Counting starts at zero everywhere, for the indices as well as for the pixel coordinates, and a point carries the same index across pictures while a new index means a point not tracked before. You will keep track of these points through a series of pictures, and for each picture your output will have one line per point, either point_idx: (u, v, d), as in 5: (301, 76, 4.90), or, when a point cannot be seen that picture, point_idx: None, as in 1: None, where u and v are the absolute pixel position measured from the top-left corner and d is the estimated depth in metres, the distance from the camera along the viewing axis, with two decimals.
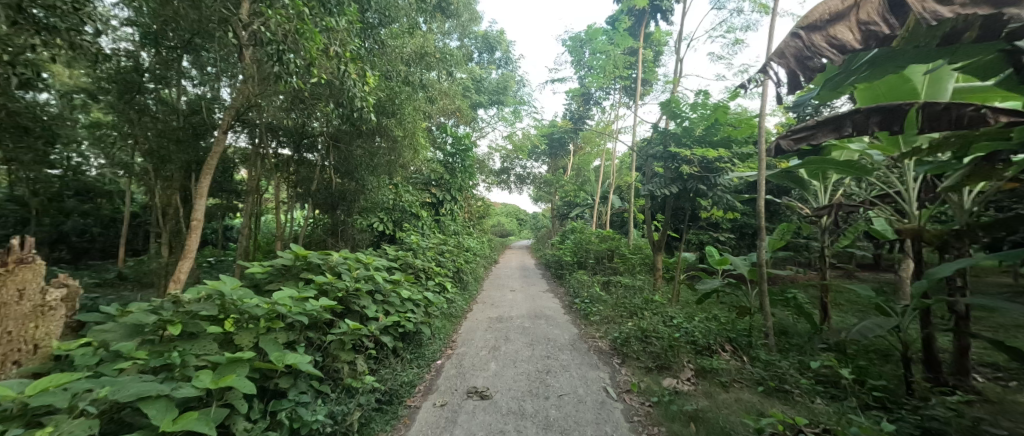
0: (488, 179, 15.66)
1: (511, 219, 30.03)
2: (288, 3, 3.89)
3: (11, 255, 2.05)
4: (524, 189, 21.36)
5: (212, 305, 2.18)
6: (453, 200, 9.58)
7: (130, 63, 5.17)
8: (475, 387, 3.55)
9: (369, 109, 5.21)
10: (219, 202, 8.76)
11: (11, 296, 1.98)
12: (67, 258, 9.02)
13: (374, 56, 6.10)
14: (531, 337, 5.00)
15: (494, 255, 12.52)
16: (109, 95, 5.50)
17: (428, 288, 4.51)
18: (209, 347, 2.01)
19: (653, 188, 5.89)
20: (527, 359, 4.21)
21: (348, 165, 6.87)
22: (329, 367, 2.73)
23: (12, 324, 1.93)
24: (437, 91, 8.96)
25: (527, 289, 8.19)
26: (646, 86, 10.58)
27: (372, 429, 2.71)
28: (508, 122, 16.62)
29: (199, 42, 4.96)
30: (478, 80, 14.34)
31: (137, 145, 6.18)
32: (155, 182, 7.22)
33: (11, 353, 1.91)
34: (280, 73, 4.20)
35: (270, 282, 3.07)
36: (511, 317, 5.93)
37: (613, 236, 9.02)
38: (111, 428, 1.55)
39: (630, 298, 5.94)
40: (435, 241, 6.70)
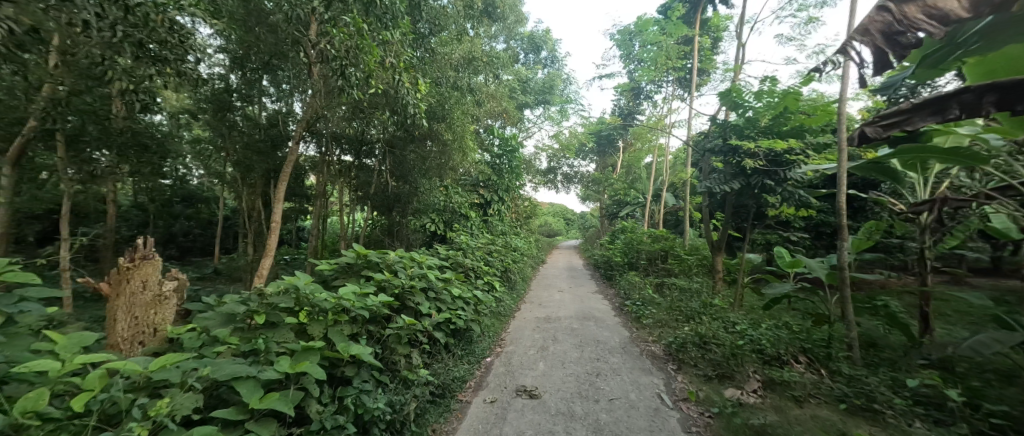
0: (535, 179, 15.67)
1: (557, 219, 29.74)
2: (349, 21, 4.26)
3: (137, 251, 2.41)
4: (571, 189, 21.12)
5: (289, 298, 2.43)
6: (500, 201, 9.76)
7: (222, 85, 6.04)
8: (524, 386, 3.59)
9: (421, 115, 5.50)
10: (293, 205, 9.72)
11: (137, 286, 2.37)
12: (176, 255, 10.53)
13: (425, 64, 6.42)
14: (579, 338, 4.93)
15: (542, 256, 12.49)
16: (206, 113, 6.34)
17: (478, 287, 4.65)
18: (288, 336, 2.24)
19: (711, 185, 5.52)
20: (576, 361, 4.16)
21: (403, 169, 7.27)
22: (388, 360, 2.91)
23: (138, 310, 2.35)
24: (483, 94, 9.20)
25: (575, 290, 8.06)
26: (702, 77, 9.95)
27: (426, 420, 2.85)
28: (556, 121, 16.53)
29: (276, 63, 5.56)
30: (523, 81, 14.43)
31: (228, 156, 7.05)
32: (242, 188, 8.19)
33: (138, 334, 2.35)
34: (343, 86, 4.58)
35: (335, 278, 3.35)
36: (559, 318, 5.90)
37: (666, 236, 8.58)
38: (212, 403, 1.79)
39: (686, 302, 5.62)
40: (484, 241, 6.87)
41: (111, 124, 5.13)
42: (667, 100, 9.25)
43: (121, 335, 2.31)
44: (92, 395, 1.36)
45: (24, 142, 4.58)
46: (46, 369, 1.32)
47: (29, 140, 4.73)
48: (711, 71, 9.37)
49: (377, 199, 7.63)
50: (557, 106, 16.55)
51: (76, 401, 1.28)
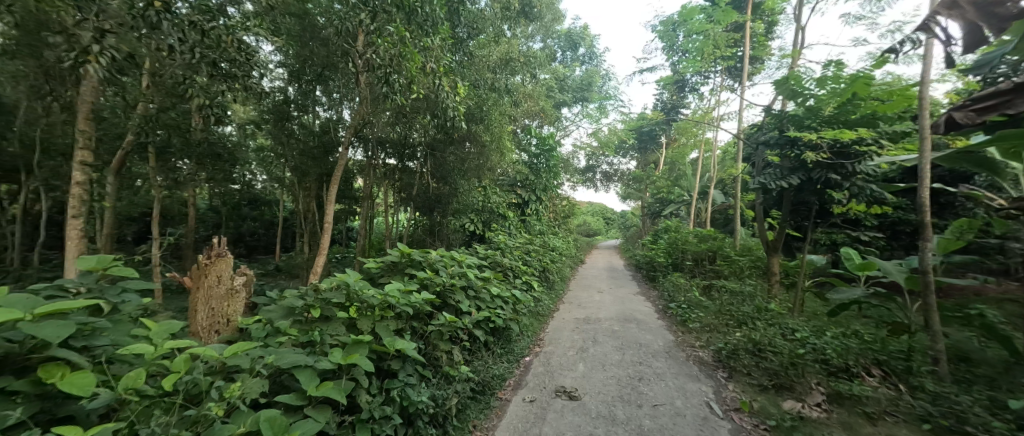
0: (573, 178, 15.43)
1: (597, 219, 29.15)
2: (393, 31, 4.48)
3: (213, 249, 2.69)
4: (611, 187, 20.62)
5: (341, 294, 2.60)
6: (538, 201, 9.74)
7: (281, 97, 6.51)
8: (564, 386, 3.57)
9: (460, 118, 5.64)
10: (344, 207, 10.36)
11: (213, 281, 2.64)
12: (244, 253, 11.61)
13: (464, 67, 6.59)
14: (621, 340, 4.80)
15: (580, 256, 12.29)
16: (269, 123, 6.94)
17: (516, 286, 4.68)
18: (340, 329, 2.40)
19: (765, 181, 5.13)
20: (616, 363, 4.06)
21: (443, 170, 7.46)
22: (430, 355, 3.01)
23: (214, 303, 2.62)
24: (520, 95, 9.27)
25: (615, 291, 7.86)
26: (755, 65, 9.29)
27: (467, 416, 2.93)
28: (594, 119, 16.17)
29: (328, 74, 5.97)
30: (561, 79, 14.29)
31: (286, 162, 7.65)
32: (299, 192, 8.85)
33: (214, 324, 2.62)
34: (387, 93, 4.82)
35: (381, 275, 3.51)
36: (599, 319, 5.77)
37: (715, 235, 8.10)
38: (275, 388, 1.95)
39: (737, 305, 5.28)
40: (522, 241, 6.89)
41: (191, 136, 5.73)
42: (715, 91, 8.73)
43: (200, 324, 2.60)
44: (178, 377, 1.53)
45: (124, 154, 5.37)
46: (143, 352, 1.51)
47: (129, 152, 5.52)
48: (764, 59, 8.73)
49: (419, 200, 7.91)
50: (595, 103, 16.18)
51: (166, 382, 1.45)
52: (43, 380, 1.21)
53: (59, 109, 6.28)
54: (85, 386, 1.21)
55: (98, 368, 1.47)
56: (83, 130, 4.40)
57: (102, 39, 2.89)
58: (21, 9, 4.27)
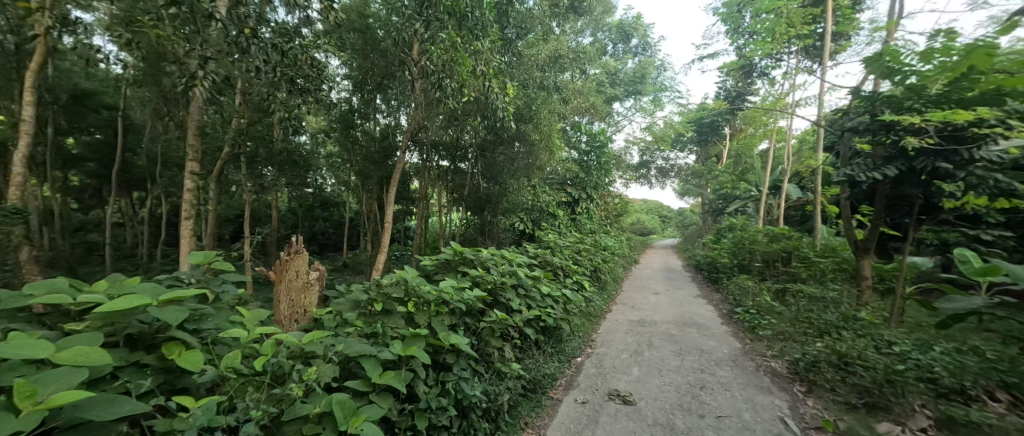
0: (626, 175, 14.85)
1: (652, 217, 27.82)
2: (444, 37, 4.69)
3: (291, 246, 3.00)
4: (667, 183, 19.54)
5: (400, 289, 2.77)
6: (590, 199, 9.52)
7: (346, 106, 7.07)
8: (618, 390, 3.47)
9: (509, 118, 5.72)
10: (402, 208, 11.00)
11: (292, 274, 2.95)
12: (317, 250, 12.79)
13: (513, 68, 6.80)
14: (680, 346, 4.53)
15: (634, 255, 11.80)
16: (337, 132, 7.56)
17: (566, 285, 4.63)
18: (400, 322, 2.55)
19: (853, 172, 4.53)
20: (675, 370, 3.84)
21: (493, 171, 7.58)
22: (483, 351, 3.08)
23: (293, 294, 2.93)
24: (570, 92, 9.14)
25: (673, 293, 7.43)
26: (838, 42, 8.23)
27: (519, 412, 2.97)
28: (649, 112, 15.39)
29: (387, 83, 6.39)
30: (612, 73, 13.83)
31: (351, 167, 8.29)
32: (363, 194, 9.54)
33: (293, 314, 2.93)
34: (440, 97, 5.05)
35: (436, 272, 3.67)
36: (655, 322, 5.50)
37: (789, 234, 7.32)
38: (344, 374, 2.12)
39: (818, 312, 4.72)
40: (572, 240, 6.79)
41: (273, 145, 6.45)
42: (788, 74, 7.88)
43: (283, 314, 2.92)
44: (266, 358, 1.74)
45: (222, 163, 6.21)
46: (239, 336, 1.73)
47: (226, 162, 6.36)
48: (850, 34, 7.70)
49: (471, 200, 8.13)
50: (649, 95, 15.42)
51: (257, 363, 1.65)
52: (166, 356, 1.44)
53: (174, 127, 7.42)
54: (195, 362, 1.42)
55: (205, 348, 1.72)
56: (192, 144, 5.16)
57: (205, 65, 3.35)
58: (147, 45, 5.13)
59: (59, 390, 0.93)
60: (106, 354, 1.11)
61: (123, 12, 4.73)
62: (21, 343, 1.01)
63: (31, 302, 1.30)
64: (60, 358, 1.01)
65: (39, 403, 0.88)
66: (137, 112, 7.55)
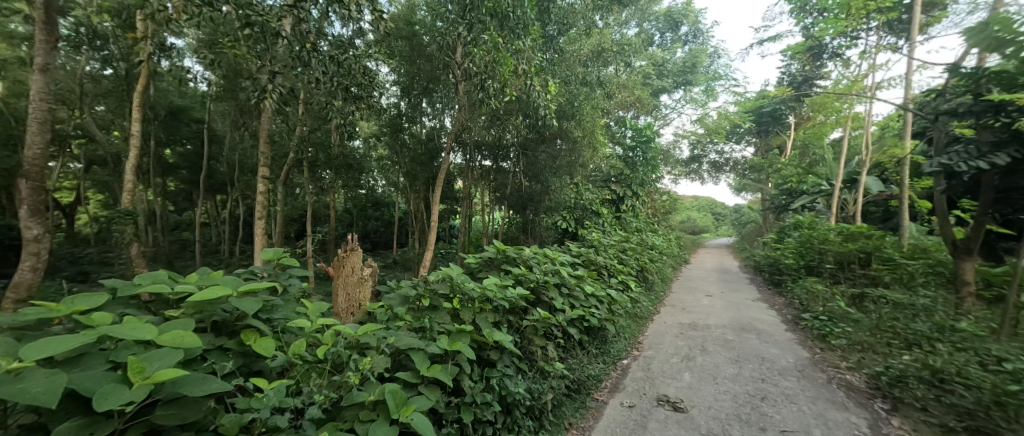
0: (675, 170, 14.10)
1: (704, 215, 26.23)
2: (487, 39, 4.76)
3: (346, 244, 3.20)
4: (722, 177, 18.27)
5: (446, 285, 2.86)
6: (636, 196, 9.14)
7: (395, 111, 7.42)
8: (667, 395, 3.32)
9: (551, 116, 5.70)
10: (447, 207, 11.34)
11: (348, 270, 3.15)
12: (370, 248, 13.58)
13: (556, 65, 6.77)
14: (736, 352, 4.22)
15: (684, 255, 11.19)
16: (387, 136, 7.98)
17: (610, 285, 4.50)
18: (446, 318, 2.63)
19: (950, 161, 3.96)
20: (731, 378, 3.59)
21: (536, 169, 7.58)
22: (526, 349, 3.09)
23: (349, 289, 3.14)
24: (614, 86, 8.87)
25: (728, 296, 6.95)
26: (931, 12, 7.18)
27: (563, 412, 2.96)
28: (700, 103, 14.48)
29: (433, 87, 6.67)
30: (659, 64, 13.21)
31: (400, 169, 8.69)
32: (411, 194, 9.97)
33: (350, 307, 3.15)
34: (483, 98, 5.14)
35: (479, 270, 3.73)
36: (708, 326, 5.18)
37: (868, 232, 6.50)
38: (395, 366, 2.23)
39: (905, 322, 4.16)
40: (617, 238, 6.56)
41: (331, 150, 6.95)
42: (866, 54, 7.01)
43: (341, 307, 3.15)
44: (327, 347, 1.89)
45: (289, 168, 6.82)
46: (304, 326, 1.89)
47: (291, 167, 6.97)
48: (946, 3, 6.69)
49: (513, 199, 8.18)
50: (701, 85, 14.50)
51: (319, 351, 1.80)
52: (245, 342, 1.61)
53: (248, 136, 8.26)
54: (269, 348, 1.58)
55: (276, 336, 1.90)
56: (264, 152, 5.72)
57: (273, 80, 3.70)
58: (227, 64, 5.78)
59: (162, 367, 1.07)
60: (197, 337, 1.26)
61: (207, 36, 5.35)
62: (134, 325, 1.18)
63: (140, 290, 1.52)
64: (164, 339, 1.18)
65: (148, 377, 1.02)
66: (219, 124, 8.50)
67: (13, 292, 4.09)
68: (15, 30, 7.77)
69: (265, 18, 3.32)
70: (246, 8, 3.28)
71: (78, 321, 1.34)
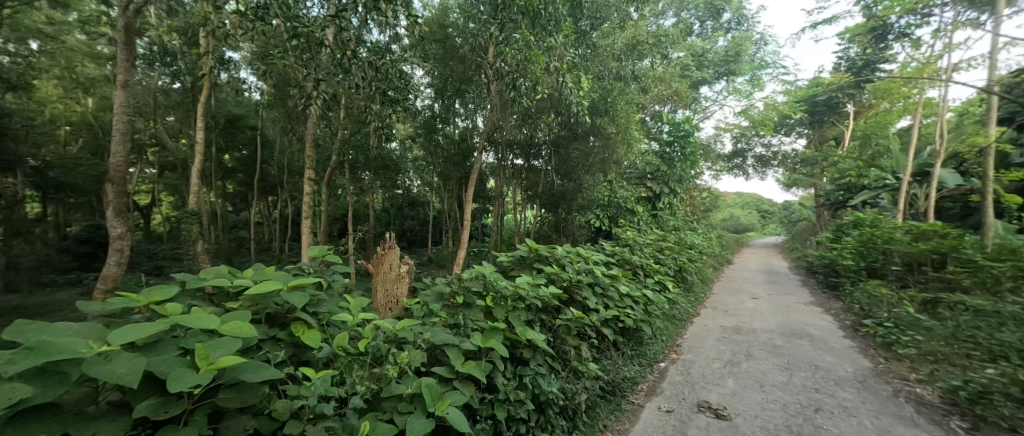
0: (716, 165, 13.42)
1: (748, 213, 24.78)
2: (518, 38, 4.77)
3: (384, 242, 3.32)
4: (769, 172, 17.15)
5: (479, 283, 2.89)
6: (673, 193, 8.64)
7: (429, 113, 7.66)
8: (708, 401, 3.17)
9: (584, 112, 5.61)
10: (481, 206, 11.51)
11: (386, 267, 3.27)
12: (406, 246, 14.06)
13: (588, 61, 6.72)
14: (786, 359, 3.95)
15: (726, 255, 10.62)
16: (422, 137, 8.21)
17: (647, 286, 4.36)
18: (479, 315, 2.66)
19: None
20: (780, 386, 3.36)
21: (568, 167, 7.53)
22: (559, 348, 3.07)
23: (388, 285, 3.27)
24: (650, 79, 8.58)
25: (776, 299, 6.51)
26: None
27: (597, 414, 2.92)
28: (744, 93, 13.67)
29: (466, 87, 6.80)
30: (699, 54, 12.62)
31: (434, 169, 8.91)
32: (445, 194, 10.19)
33: (389, 302, 3.27)
34: (516, 96, 5.19)
35: (512, 269, 3.75)
36: (754, 330, 4.88)
37: (943, 231, 5.80)
38: (431, 361, 2.29)
39: (990, 331, 3.70)
40: (654, 237, 6.33)
41: (370, 151, 7.26)
42: (941, 32, 6.29)
43: (380, 303, 3.28)
44: (368, 341, 1.97)
45: (332, 170, 7.21)
46: (347, 319, 1.99)
47: (334, 169, 7.36)
48: None
49: (545, 198, 8.13)
50: (746, 75, 13.68)
51: (360, 344, 1.88)
52: (295, 333, 1.73)
53: (296, 141, 8.80)
54: (316, 340, 1.67)
55: (321, 328, 2.01)
56: (310, 155, 6.07)
57: (318, 87, 3.93)
58: (276, 73, 6.19)
59: (224, 354, 1.17)
60: (254, 328, 1.36)
61: (259, 49, 5.77)
62: (201, 315, 1.29)
63: (205, 284, 1.67)
64: (225, 329, 1.28)
65: (212, 363, 1.12)
66: (271, 130, 9.14)
67: (102, 283, 4.63)
68: (103, 51, 8.78)
69: (310, 29, 3.53)
70: (294, 20, 3.50)
71: (153, 310, 1.49)
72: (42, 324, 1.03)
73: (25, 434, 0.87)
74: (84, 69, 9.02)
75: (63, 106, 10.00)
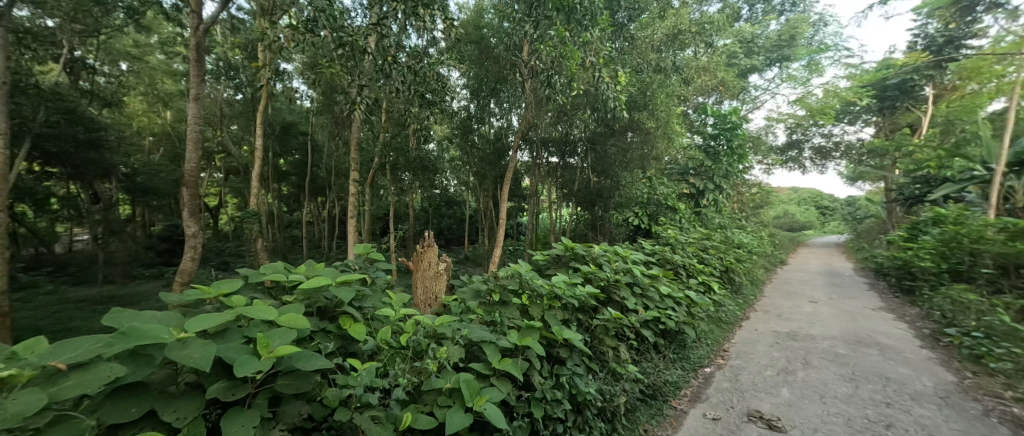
0: (767, 159, 12.52)
1: (804, 209, 22.90)
2: (553, 35, 4.74)
3: (424, 240, 3.42)
4: (830, 165, 15.72)
5: (515, 281, 2.90)
6: (719, 189, 8.09)
7: (465, 114, 7.82)
8: (760, 410, 2.97)
9: (622, 107, 5.42)
10: (516, 205, 11.57)
11: (426, 264, 3.37)
12: (444, 244, 14.44)
13: (625, 54, 6.51)
14: (850, 369, 3.61)
15: (780, 255, 9.86)
16: (458, 137, 8.38)
17: (690, 287, 4.16)
18: (515, 313, 2.67)
19: None
20: (844, 399, 3.07)
21: (604, 164, 7.38)
22: (597, 349, 3.01)
23: (427, 282, 3.37)
24: (693, 70, 8.18)
25: (839, 303, 5.96)
26: None
27: (637, 418, 2.83)
28: (800, 80, 12.65)
29: (501, 86, 6.84)
30: (747, 41, 11.84)
31: (470, 168, 9.05)
32: (481, 193, 10.35)
33: (428, 299, 3.38)
34: (551, 94, 5.19)
35: (547, 267, 3.72)
36: (812, 336, 4.50)
37: None
38: (469, 357, 2.33)
39: None
40: (697, 236, 6.03)
41: (409, 153, 7.54)
42: None
43: (420, 299, 3.40)
44: (409, 335, 2.05)
45: (374, 171, 7.57)
46: (389, 314, 2.08)
47: (376, 170, 7.72)
48: None
49: (581, 196, 8.01)
50: (802, 59, 12.61)
51: (402, 338, 1.96)
52: (343, 326, 1.82)
53: (342, 145, 9.33)
54: (361, 333, 1.76)
55: (366, 322, 2.11)
56: (354, 158, 6.39)
57: (362, 92, 4.13)
58: (324, 81, 6.60)
59: (282, 343, 1.26)
60: (306, 320, 1.46)
61: (309, 59, 6.18)
62: (261, 307, 1.40)
63: (264, 278, 1.81)
64: (282, 320, 1.38)
65: (271, 351, 1.21)
66: (320, 135, 9.75)
67: (180, 277, 5.17)
68: (179, 69, 9.80)
69: (354, 38, 3.71)
70: (339, 30, 3.68)
71: (221, 302, 1.64)
72: (133, 312, 1.17)
73: (120, 408, 1.00)
74: (164, 85, 10.12)
75: (147, 119, 11.27)
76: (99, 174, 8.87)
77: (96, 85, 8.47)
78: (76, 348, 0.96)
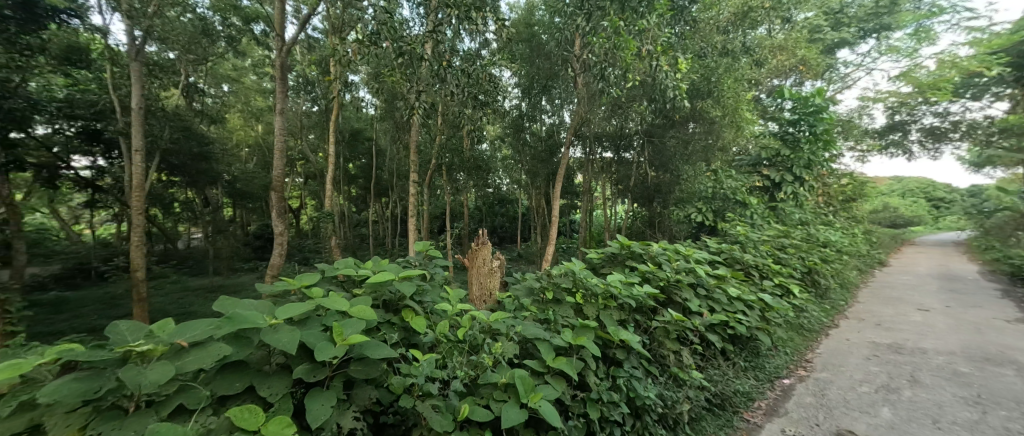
0: (861, 145, 10.93)
1: (908, 202, 19.68)
2: (607, 25, 4.58)
3: (478, 237, 3.51)
4: (945, 148, 13.32)
5: (568, 279, 2.86)
6: (799, 182, 7.19)
7: (517, 113, 7.88)
8: (852, 430, 2.61)
9: (683, 96, 5.07)
10: (570, 202, 11.40)
11: (480, 261, 3.46)
12: (498, 242, 14.71)
13: (687, 39, 6.07)
14: (975, 391, 3.03)
15: (878, 255, 8.56)
16: (511, 136, 8.47)
17: (764, 289, 3.80)
18: (569, 312, 2.63)
19: None
20: (966, 426, 2.59)
21: (663, 157, 7.01)
22: (656, 352, 2.86)
23: (482, 279, 3.45)
24: (766, 50, 7.42)
25: (959, 312, 5.02)
26: None
27: (702, 428, 2.65)
28: (905, 52, 10.85)
29: (554, 82, 6.77)
30: (834, 11, 10.44)
31: (523, 166, 9.10)
32: (533, 191, 10.36)
33: (483, 295, 3.44)
34: (605, 87, 5.06)
35: (602, 266, 3.60)
36: (920, 350, 3.86)
37: None
38: (523, 353, 2.34)
39: None
40: (774, 233, 5.45)
41: (464, 153, 7.79)
42: None
43: (475, 295, 3.48)
44: (465, 329, 2.11)
45: (432, 172, 7.95)
46: (447, 308, 2.16)
47: (434, 171, 8.09)
48: None
49: (637, 192, 7.68)
50: (906, 28, 10.82)
51: (459, 332, 2.02)
52: (405, 319, 1.93)
53: (403, 148, 9.92)
54: (422, 326, 1.85)
55: (427, 315, 2.21)
56: (413, 160, 6.76)
57: (419, 97, 4.35)
58: (387, 89, 7.07)
59: (353, 331, 1.36)
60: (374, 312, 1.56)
61: (373, 70, 6.65)
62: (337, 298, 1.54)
63: (338, 272, 1.98)
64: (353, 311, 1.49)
65: (345, 338, 1.32)
66: (383, 140, 10.45)
67: (270, 270, 5.87)
68: (267, 87, 11.15)
69: (412, 46, 3.93)
70: (400, 40, 3.93)
71: (303, 292, 1.83)
72: (236, 300, 1.34)
73: (227, 382, 1.15)
74: (256, 102, 11.54)
75: (244, 133, 12.92)
76: (208, 181, 10.38)
77: (205, 105, 9.92)
78: (195, 328, 1.12)
